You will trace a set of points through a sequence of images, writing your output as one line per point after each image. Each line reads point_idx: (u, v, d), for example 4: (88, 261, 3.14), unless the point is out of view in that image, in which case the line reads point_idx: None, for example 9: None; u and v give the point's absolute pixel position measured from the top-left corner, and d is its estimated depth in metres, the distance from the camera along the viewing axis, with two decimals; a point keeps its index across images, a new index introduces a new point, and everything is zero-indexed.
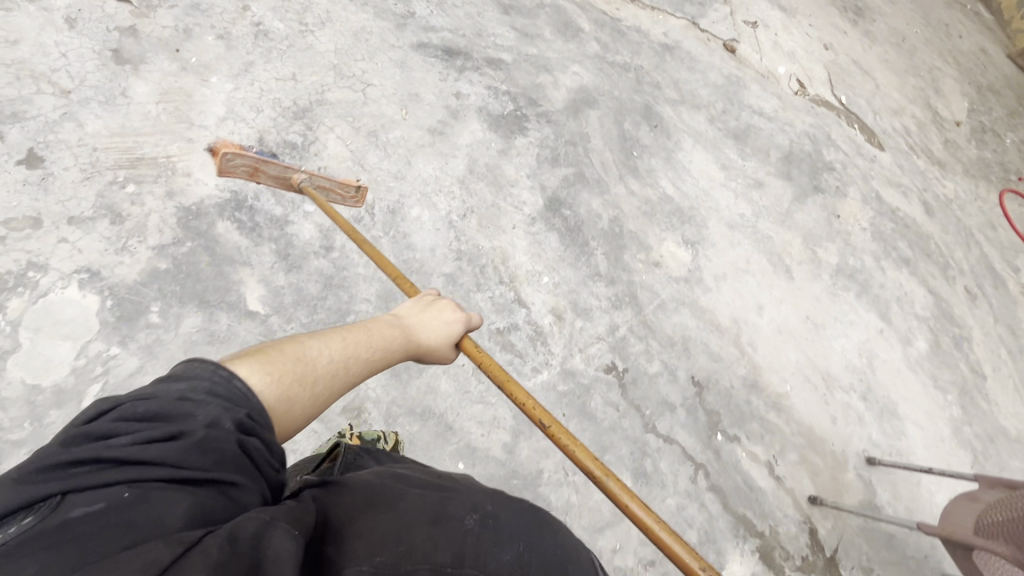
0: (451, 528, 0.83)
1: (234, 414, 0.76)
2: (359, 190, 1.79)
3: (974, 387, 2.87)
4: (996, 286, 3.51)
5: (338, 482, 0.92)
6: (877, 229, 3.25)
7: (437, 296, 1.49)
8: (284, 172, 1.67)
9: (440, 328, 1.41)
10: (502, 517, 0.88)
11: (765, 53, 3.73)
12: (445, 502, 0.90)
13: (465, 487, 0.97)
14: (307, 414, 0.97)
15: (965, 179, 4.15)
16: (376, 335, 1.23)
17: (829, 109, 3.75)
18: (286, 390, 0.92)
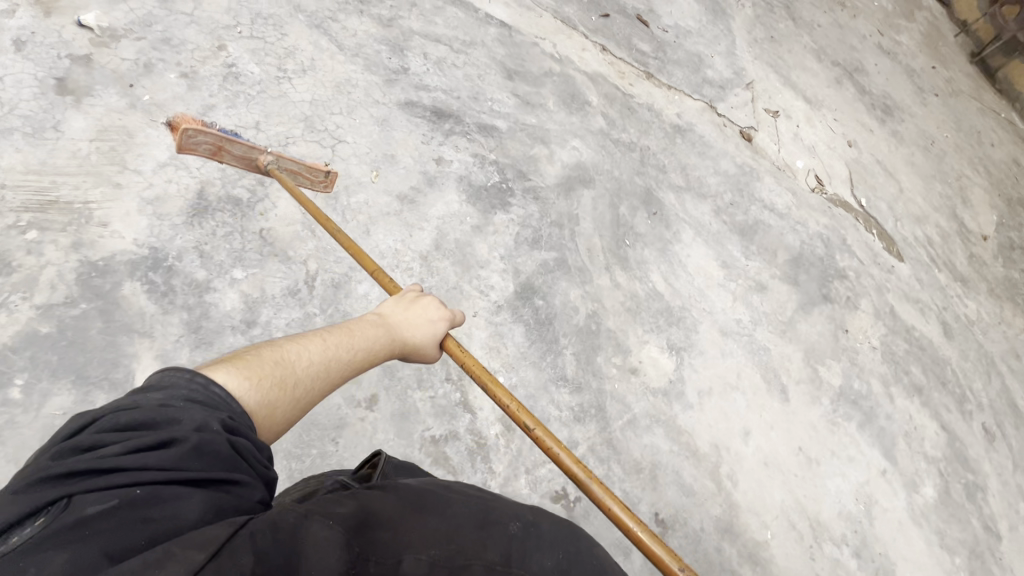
0: (501, 533, 0.95)
1: (216, 418, 0.92)
2: (328, 175, 1.79)
3: (987, 548, 2.53)
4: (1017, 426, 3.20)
5: (399, 487, 1.05)
6: (888, 349, 2.98)
7: (418, 294, 1.55)
8: (247, 152, 1.65)
9: (422, 330, 1.47)
10: (544, 527, 1.00)
11: (783, 143, 3.57)
12: (495, 509, 1.02)
13: (504, 498, 1.09)
14: (290, 414, 1.12)
15: (989, 300, 3.87)
16: (358, 337, 1.33)
17: (847, 209, 3.55)
18: (264, 397, 1.06)
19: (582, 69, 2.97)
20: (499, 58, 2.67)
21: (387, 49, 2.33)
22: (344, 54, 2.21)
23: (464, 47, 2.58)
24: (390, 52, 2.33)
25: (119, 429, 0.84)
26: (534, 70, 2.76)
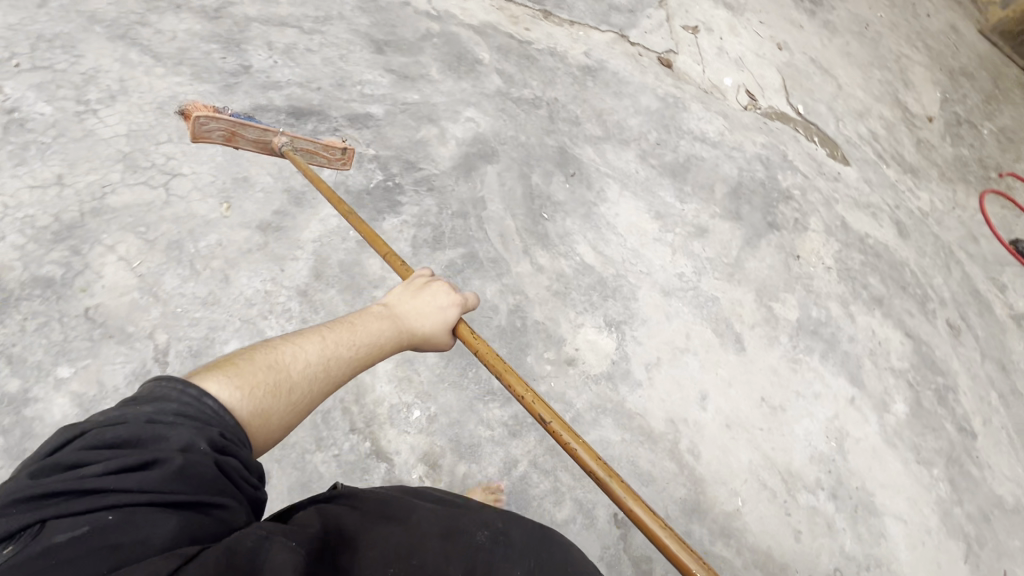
0: (463, 542, 1.02)
1: (206, 434, 0.86)
2: (344, 152, 1.81)
3: (963, 450, 2.50)
4: (980, 313, 3.14)
5: (360, 497, 1.07)
6: (843, 265, 2.84)
7: (427, 280, 1.46)
8: (260, 135, 1.67)
9: (430, 320, 1.39)
10: (510, 535, 1.08)
11: (707, 61, 3.28)
12: (459, 517, 1.09)
13: (471, 505, 1.15)
14: (286, 419, 1.05)
15: (941, 185, 3.74)
16: (361, 331, 1.25)
17: (784, 121, 3.31)
18: (256, 404, 0.99)
19: (466, 23, 2.60)
20: (363, 30, 2.30)
21: (219, 48, 1.97)
22: (163, 66, 1.86)
23: (317, 25, 2.21)
24: (223, 51, 1.97)
25: (102, 446, 0.79)
26: (408, 36, 2.39)
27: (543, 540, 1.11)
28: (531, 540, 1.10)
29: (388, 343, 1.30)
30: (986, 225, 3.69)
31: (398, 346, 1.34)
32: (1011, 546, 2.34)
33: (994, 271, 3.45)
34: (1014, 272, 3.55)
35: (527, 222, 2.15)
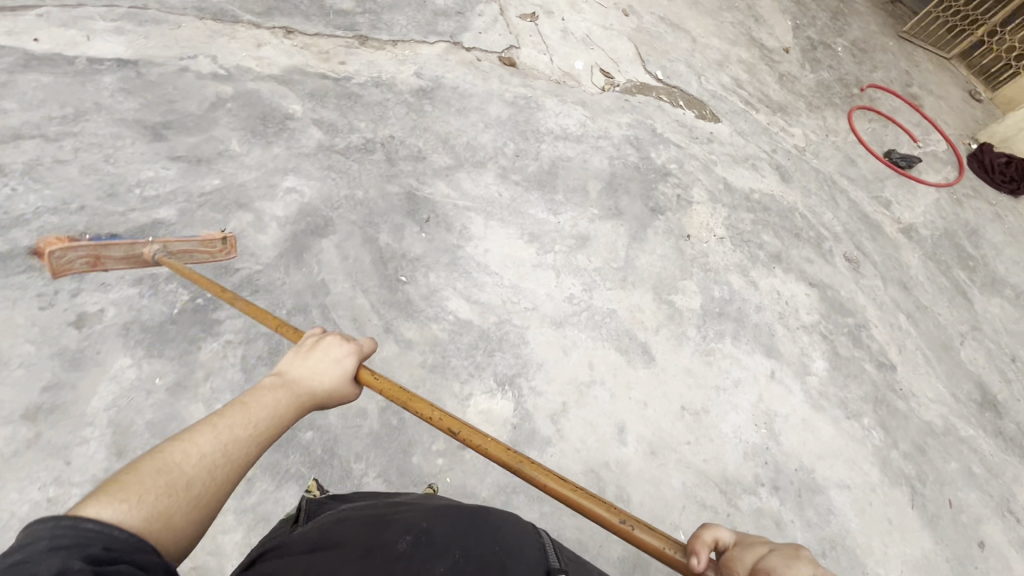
0: (386, 555, 1.13)
1: (84, 553, 0.65)
2: (226, 240, 1.70)
3: (886, 387, 2.51)
4: (872, 237, 3.18)
5: (296, 541, 1.19)
6: (735, 230, 2.76)
7: (321, 331, 1.21)
8: (129, 250, 1.55)
9: (336, 369, 1.14)
10: (433, 533, 1.20)
11: (553, 48, 3.07)
12: (383, 533, 1.20)
13: (403, 514, 1.28)
14: (194, 522, 0.79)
15: (812, 115, 3.76)
16: (264, 398, 1.00)
17: (646, 92, 3.17)
18: (148, 512, 0.74)
19: (265, 73, 2.24)
20: (131, 116, 1.91)
21: None
22: None
23: (66, 126, 1.81)
24: None
25: None
26: (192, 108, 2.02)
27: (471, 526, 1.24)
28: (459, 527, 1.22)
29: (300, 405, 1.05)
30: (859, 144, 3.75)
31: (312, 408, 1.09)
32: (950, 471, 2.36)
33: (876, 190, 3.52)
34: (894, 185, 3.63)
35: (381, 296, 1.88)
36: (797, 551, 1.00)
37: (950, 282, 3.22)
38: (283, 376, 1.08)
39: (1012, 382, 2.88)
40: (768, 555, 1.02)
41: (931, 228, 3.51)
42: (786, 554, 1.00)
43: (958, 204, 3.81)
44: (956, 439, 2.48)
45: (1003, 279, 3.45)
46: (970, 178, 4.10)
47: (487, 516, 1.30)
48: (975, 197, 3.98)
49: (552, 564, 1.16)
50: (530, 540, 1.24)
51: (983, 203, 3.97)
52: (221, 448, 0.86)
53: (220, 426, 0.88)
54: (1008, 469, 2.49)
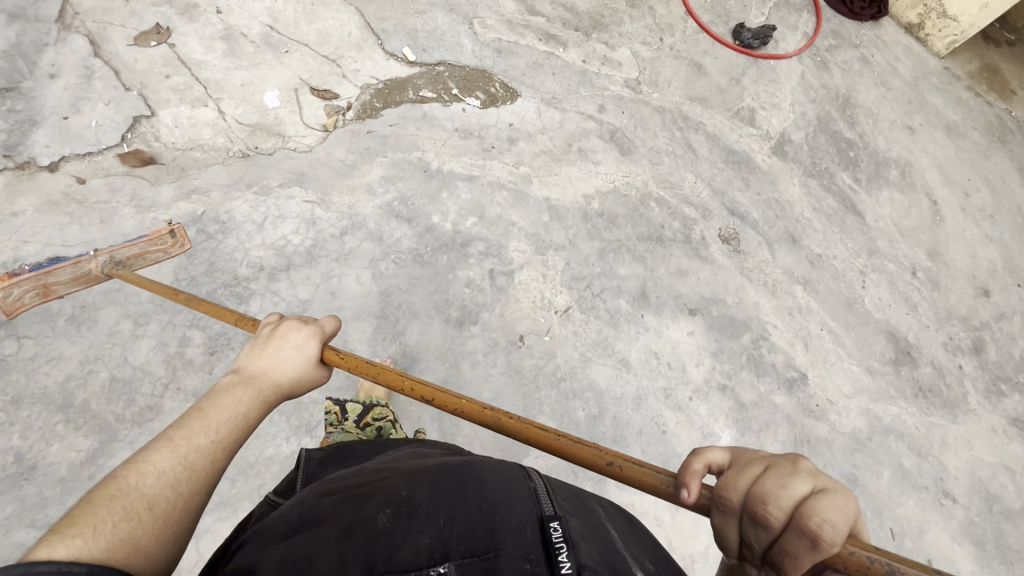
0: (365, 531, 0.94)
1: None
2: (175, 231, 1.57)
3: (802, 415, 2.06)
4: (744, 183, 2.50)
5: (263, 529, 1.02)
6: (581, 283, 1.99)
7: (279, 317, 1.09)
8: (76, 269, 1.45)
9: (303, 353, 1.04)
10: (416, 501, 1.00)
11: (217, 84, 1.84)
12: (362, 504, 1.02)
13: (379, 480, 1.10)
14: (166, 541, 0.75)
15: (636, 12, 2.77)
16: (222, 399, 0.92)
17: (397, 93, 2.06)
18: (109, 544, 0.68)
19: None
20: None
21: None
22: None
23: None
24: None
25: None
26: None
27: (455, 486, 1.05)
28: (442, 489, 1.03)
29: (267, 401, 0.97)
30: (702, 32, 2.87)
31: (278, 402, 1.01)
32: (886, 483, 2.05)
33: (735, 99, 2.74)
34: (753, 78, 2.86)
35: None
36: (795, 462, 0.66)
37: (837, 198, 2.69)
38: (241, 370, 0.99)
39: (918, 307, 2.54)
40: (763, 470, 0.68)
41: (805, 122, 2.86)
42: (782, 466, 0.66)
43: (824, 69, 3.14)
44: (882, 436, 2.14)
45: (886, 157, 2.97)
46: (830, 18, 3.37)
47: (467, 470, 1.11)
48: (839, 45, 3.30)
49: (545, 511, 0.98)
50: (521, 488, 1.06)
51: (847, 49, 3.32)
52: (184, 463, 0.81)
53: (179, 439, 0.83)
54: (933, 435, 2.24)
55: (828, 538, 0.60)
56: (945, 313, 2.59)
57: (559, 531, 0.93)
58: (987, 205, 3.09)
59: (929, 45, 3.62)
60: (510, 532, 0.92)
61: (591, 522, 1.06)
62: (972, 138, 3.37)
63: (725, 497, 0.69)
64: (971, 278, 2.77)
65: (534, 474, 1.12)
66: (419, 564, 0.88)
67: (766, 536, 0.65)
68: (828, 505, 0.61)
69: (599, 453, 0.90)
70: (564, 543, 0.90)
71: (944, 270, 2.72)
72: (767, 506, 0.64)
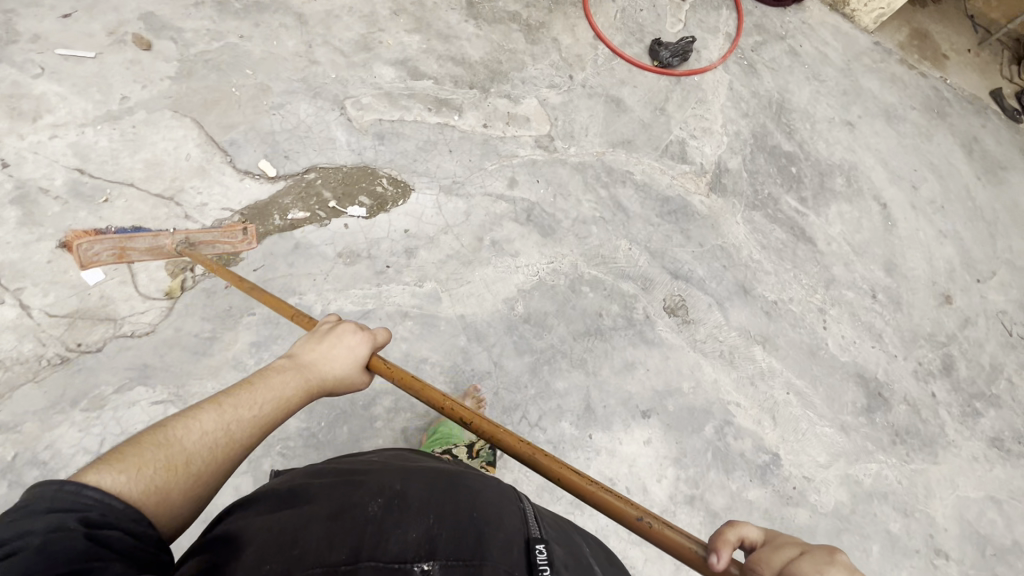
0: (354, 518, 0.92)
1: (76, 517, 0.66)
2: (246, 229, 1.65)
3: (779, 505, 1.87)
4: (684, 235, 2.24)
5: (244, 502, 1.00)
6: (513, 415, 1.71)
7: (337, 319, 1.16)
8: (154, 242, 1.56)
9: (352, 355, 1.10)
10: (408, 497, 0.99)
11: (14, 267, 1.48)
12: (350, 491, 1.00)
13: (373, 471, 1.09)
14: (195, 495, 0.82)
15: (539, 50, 2.44)
16: (271, 379, 0.99)
17: (260, 220, 1.71)
18: (148, 486, 0.76)
19: None
20: None
21: None
22: None
23: None
24: None
25: None
26: None
27: (446, 488, 1.05)
28: (438, 491, 1.02)
29: (308, 390, 1.02)
30: (616, 57, 2.56)
31: (320, 394, 1.06)
32: (875, 559, 1.90)
33: (661, 133, 2.45)
34: (677, 102, 2.59)
35: None
36: (830, 554, 0.70)
37: (784, 227, 2.46)
38: (296, 357, 1.06)
39: (884, 335, 2.37)
40: (798, 555, 0.73)
41: (740, 143, 2.61)
42: (819, 554, 0.71)
43: (752, 73, 2.88)
44: (865, 503, 1.98)
45: (829, 164, 2.75)
46: (751, 11, 3.10)
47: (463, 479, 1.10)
48: (764, 41, 3.04)
49: (532, 533, 0.97)
50: (511, 507, 1.03)
51: (774, 44, 3.06)
52: (225, 429, 0.88)
53: (226, 406, 0.90)
54: (916, 484, 2.09)
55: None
56: (911, 336, 2.42)
57: (544, 554, 0.92)
58: (936, 195, 2.93)
59: (857, 21, 3.40)
60: (497, 546, 0.91)
61: (566, 544, 1.08)
62: (913, 119, 3.19)
63: (761, 568, 0.76)
64: (931, 285, 2.61)
65: (526, 497, 1.10)
66: (403, 559, 0.86)
67: None
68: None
69: (633, 506, 0.91)
70: (548, 565, 0.89)
71: (903, 284, 2.55)
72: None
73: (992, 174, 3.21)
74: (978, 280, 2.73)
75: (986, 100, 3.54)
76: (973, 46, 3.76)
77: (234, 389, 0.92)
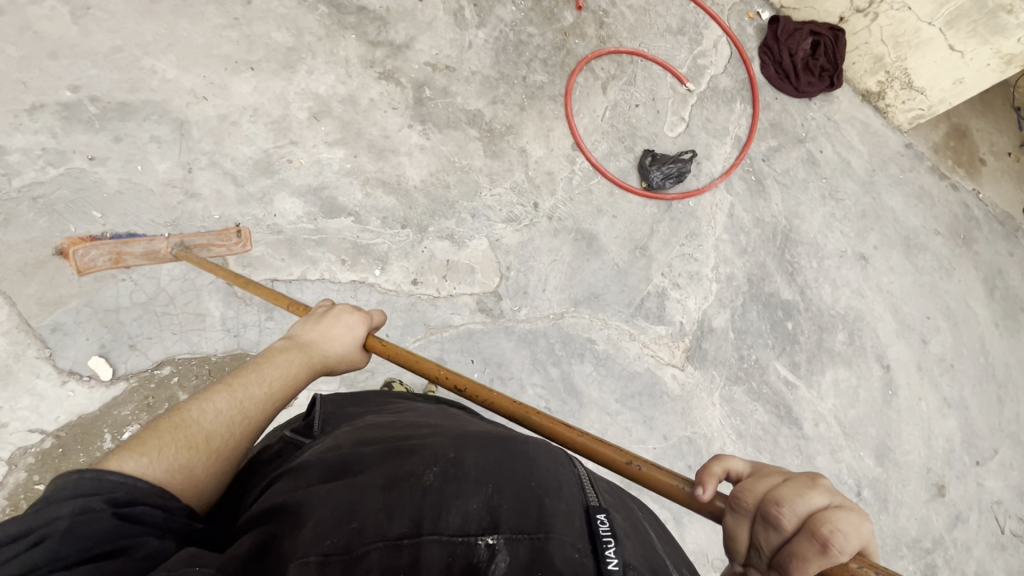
0: (405, 491, 0.74)
1: (106, 496, 0.67)
2: (241, 232, 1.56)
3: None
4: (647, 427, 1.87)
5: (302, 472, 0.87)
6: None
7: (330, 302, 1.15)
8: (149, 246, 1.46)
9: (348, 336, 1.08)
10: (466, 465, 0.79)
11: None
12: (405, 459, 0.82)
13: (428, 437, 0.91)
14: (219, 471, 0.83)
15: (500, 167, 1.97)
16: (275, 360, 0.98)
17: (82, 444, 1.30)
18: (171, 464, 0.77)
19: None
20: None
21: None
22: None
23: None
24: None
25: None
26: None
27: (508, 451, 0.83)
28: (495, 458, 0.81)
29: (313, 368, 1.02)
30: (597, 174, 2.11)
31: (324, 373, 1.06)
32: None
33: (637, 283, 2.04)
34: (664, 235, 2.16)
35: None
36: (813, 477, 0.60)
37: (768, 405, 2.10)
38: (295, 339, 1.05)
39: None
40: (780, 481, 0.62)
41: (731, 291, 2.20)
42: (801, 479, 0.61)
43: (759, 191, 2.43)
44: None
45: (830, 315, 2.37)
46: (768, 105, 2.63)
47: (520, 435, 0.89)
48: (779, 145, 2.58)
49: (591, 499, 0.73)
50: (566, 470, 0.80)
51: (789, 149, 2.60)
52: (239, 407, 0.88)
53: (237, 385, 0.90)
54: None
55: (839, 549, 0.54)
56: (892, 542, 2.12)
57: (609, 526, 0.68)
58: (946, 350, 2.57)
59: (890, 118, 2.91)
60: (559, 513, 0.69)
61: (635, 521, 0.85)
62: (934, 248, 2.79)
63: (741, 499, 0.63)
64: (925, 472, 2.30)
65: (582, 462, 0.86)
66: (467, 530, 0.68)
67: (775, 541, 0.58)
68: (845, 518, 0.55)
69: (620, 452, 0.84)
70: (614, 537, 0.67)
71: (893, 474, 2.23)
72: (781, 510, 0.58)
73: (1011, 319, 2.84)
74: (976, 462, 2.43)
75: (1019, 219, 3.12)
76: (1015, 147, 3.30)
77: (242, 369, 0.92)
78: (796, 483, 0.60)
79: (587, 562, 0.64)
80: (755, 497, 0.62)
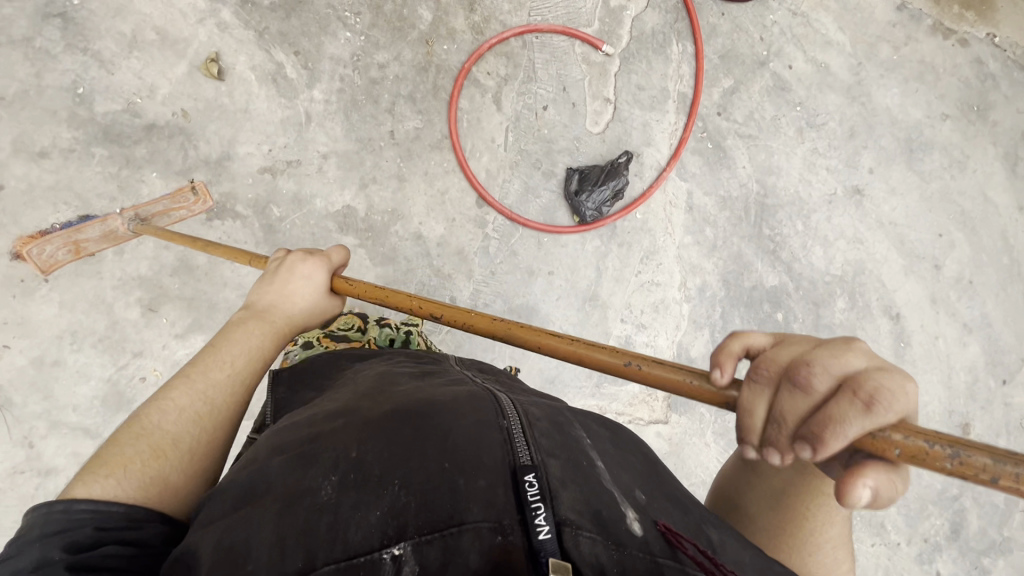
0: (304, 508, 0.60)
1: (63, 539, 0.62)
2: (196, 189, 1.48)
3: None
4: None
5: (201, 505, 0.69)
6: None
7: (283, 253, 1.06)
8: (104, 228, 1.40)
9: (308, 288, 1.01)
10: (368, 461, 0.64)
11: None
12: (305, 465, 0.66)
13: (333, 422, 0.74)
14: (196, 471, 0.78)
15: (396, 273, 1.61)
16: (234, 336, 0.92)
17: None
18: (142, 480, 0.72)
19: None
20: None
21: None
22: None
23: None
24: None
25: None
26: None
27: (418, 426, 0.68)
28: (404, 442, 0.66)
29: (278, 334, 0.97)
30: (518, 227, 1.73)
31: (292, 334, 1.01)
32: None
33: (596, 344, 1.76)
34: (615, 268, 1.81)
35: None
36: (847, 341, 0.58)
37: None
38: (252, 308, 0.99)
39: (881, 520, 2.02)
40: (810, 345, 0.59)
41: (707, 305, 1.89)
42: (834, 343, 0.58)
43: (719, 159, 1.98)
44: None
45: (826, 282, 2.05)
46: (713, 30, 2.04)
47: (436, 399, 0.75)
48: (735, 83, 2.04)
49: (520, 459, 0.62)
50: (492, 434, 0.66)
51: (749, 82, 2.06)
52: (203, 399, 0.83)
53: (196, 376, 0.85)
54: None
55: (882, 409, 0.52)
56: (914, 504, 2.06)
57: (538, 490, 0.58)
58: (964, 266, 2.25)
59: None
60: (475, 495, 0.58)
61: (591, 461, 0.68)
62: (943, 139, 2.30)
63: (762, 367, 0.61)
64: (946, 418, 2.14)
65: (517, 412, 0.71)
66: (370, 544, 0.55)
67: (802, 404, 0.56)
68: (889, 378, 0.53)
69: (616, 353, 0.75)
70: (541, 501, 0.57)
71: None
72: (810, 370, 0.56)
73: None
74: (1003, 381, 2.24)
75: None
76: None
77: (199, 357, 0.86)
78: (827, 346, 0.58)
79: (512, 540, 0.54)
80: (778, 364, 0.60)
